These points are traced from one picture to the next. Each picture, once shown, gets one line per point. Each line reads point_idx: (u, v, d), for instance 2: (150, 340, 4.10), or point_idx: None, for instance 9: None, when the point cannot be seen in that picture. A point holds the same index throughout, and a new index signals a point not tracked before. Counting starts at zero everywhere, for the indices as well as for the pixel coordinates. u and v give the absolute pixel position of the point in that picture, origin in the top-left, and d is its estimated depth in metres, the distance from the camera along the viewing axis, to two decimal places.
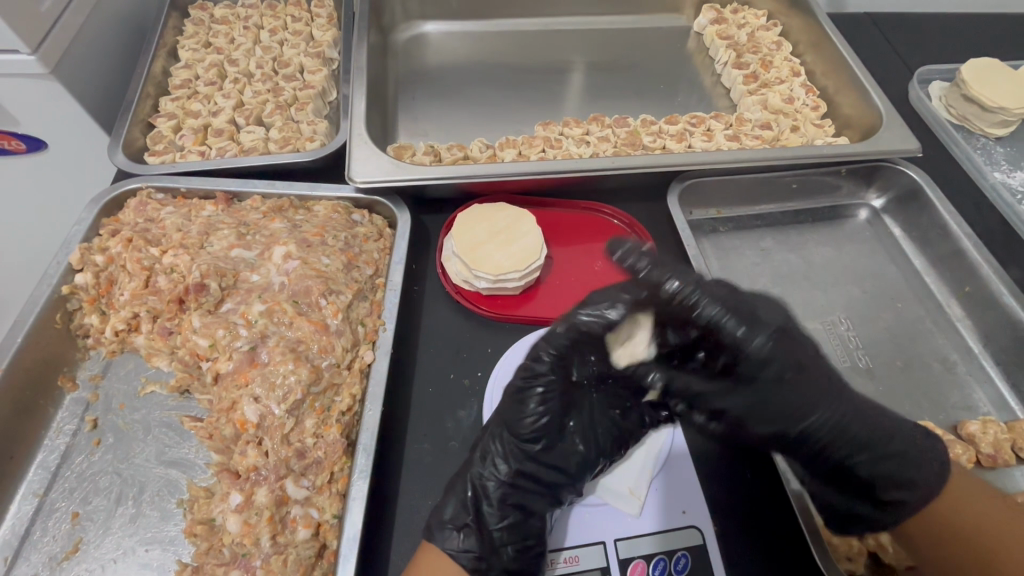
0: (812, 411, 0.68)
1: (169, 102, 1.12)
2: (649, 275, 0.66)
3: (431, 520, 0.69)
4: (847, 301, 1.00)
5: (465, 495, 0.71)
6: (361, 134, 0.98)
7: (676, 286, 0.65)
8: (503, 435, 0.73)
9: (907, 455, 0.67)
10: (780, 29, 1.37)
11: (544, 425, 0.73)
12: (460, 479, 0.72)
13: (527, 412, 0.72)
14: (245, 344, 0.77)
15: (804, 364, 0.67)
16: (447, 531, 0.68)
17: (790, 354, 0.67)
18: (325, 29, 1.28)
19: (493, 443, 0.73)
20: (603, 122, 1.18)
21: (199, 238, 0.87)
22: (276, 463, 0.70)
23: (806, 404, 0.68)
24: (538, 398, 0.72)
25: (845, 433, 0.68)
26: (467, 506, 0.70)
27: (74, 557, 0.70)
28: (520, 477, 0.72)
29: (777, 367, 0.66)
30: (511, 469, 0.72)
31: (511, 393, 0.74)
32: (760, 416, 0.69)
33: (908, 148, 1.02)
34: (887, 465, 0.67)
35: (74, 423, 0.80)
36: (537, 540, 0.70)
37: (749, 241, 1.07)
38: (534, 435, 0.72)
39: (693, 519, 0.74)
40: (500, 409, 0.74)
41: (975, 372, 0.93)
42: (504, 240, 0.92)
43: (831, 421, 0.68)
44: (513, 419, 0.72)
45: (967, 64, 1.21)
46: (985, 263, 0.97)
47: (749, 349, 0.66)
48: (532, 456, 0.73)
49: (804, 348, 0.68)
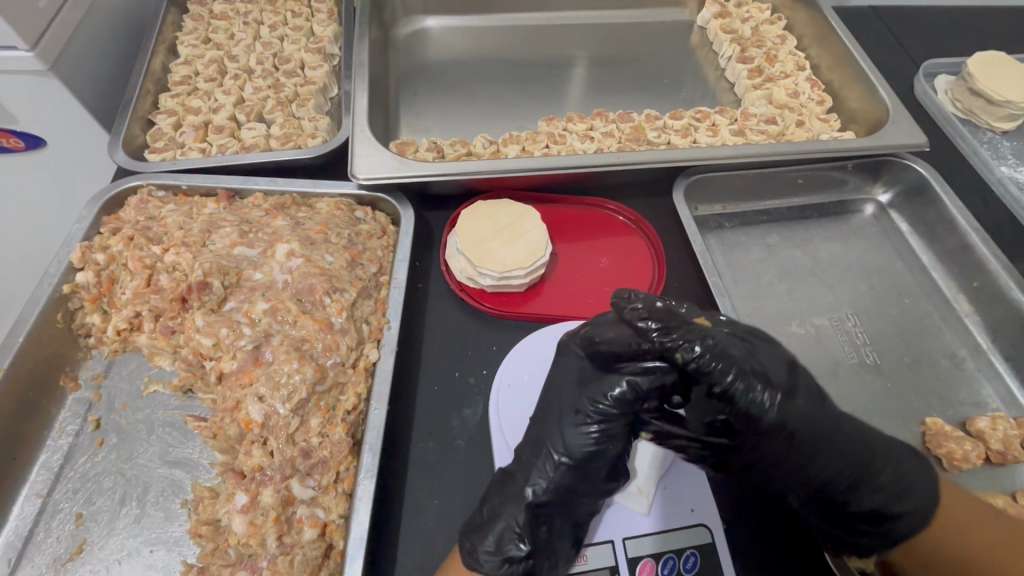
0: (813, 466, 0.64)
1: (170, 99, 1.11)
2: (659, 338, 0.62)
3: (464, 528, 0.67)
4: (854, 297, 0.99)
5: (516, 519, 0.66)
6: (363, 130, 0.96)
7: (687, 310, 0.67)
8: (557, 456, 0.68)
9: (909, 479, 0.65)
10: (785, 22, 1.36)
11: (598, 450, 0.68)
12: (510, 500, 0.68)
13: (580, 439, 0.68)
14: (249, 343, 0.76)
15: (807, 421, 0.62)
16: (497, 559, 0.64)
17: (794, 410, 0.62)
18: (325, 24, 1.26)
19: (544, 463, 0.69)
20: (607, 118, 1.17)
21: (201, 235, 0.86)
22: (281, 463, 0.70)
23: (823, 450, 0.63)
24: (594, 431, 0.68)
25: (847, 476, 0.65)
26: (522, 530, 0.65)
27: (78, 558, 0.70)
28: (565, 494, 0.68)
29: (780, 431, 0.61)
30: (562, 490, 0.68)
31: (568, 419, 0.69)
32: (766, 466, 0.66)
33: (916, 143, 1.01)
34: (882, 501, 0.65)
35: (76, 424, 0.80)
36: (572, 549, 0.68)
37: (755, 237, 1.07)
38: (590, 459, 0.68)
39: (702, 517, 0.73)
40: (553, 433, 0.69)
41: (983, 367, 0.93)
42: (509, 237, 0.92)
43: (838, 462, 0.64)
44: (569, 445, 0.68)
45: (973, 58, 1.20)
46: (994, 259, 0.96)
47: (759, 408, 0.61)
48: (584, 477, 0.68)
49: (806, 402, 0.63)
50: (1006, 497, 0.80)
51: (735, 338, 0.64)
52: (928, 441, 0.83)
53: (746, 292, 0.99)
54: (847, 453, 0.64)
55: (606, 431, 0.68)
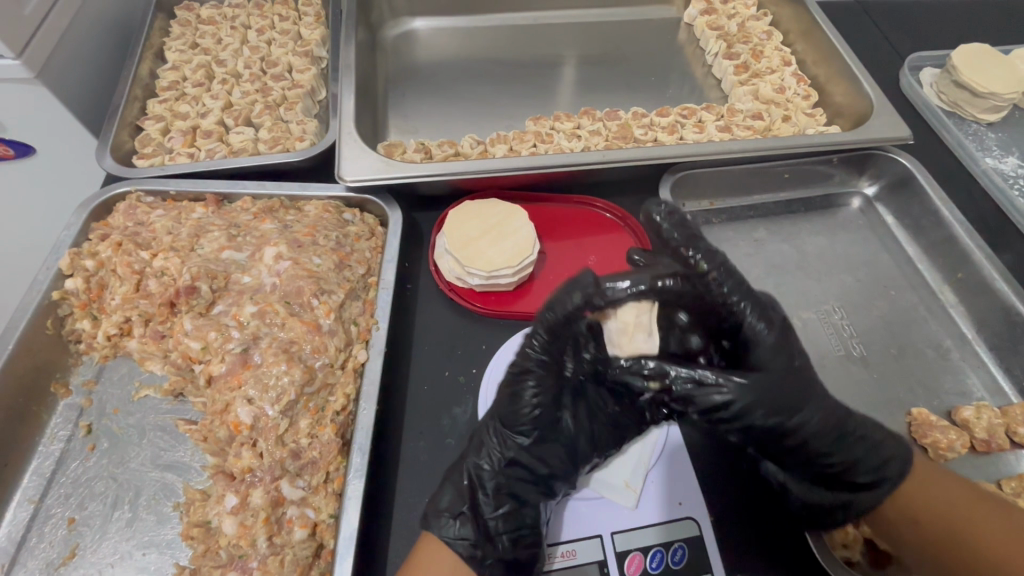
0: (808, 404, 0.65)
1: (157, 105, 1.11)
2: (682, 248, 0.72)
3: (427, 509, 0.69)
4: (840, 290, 1.00)
5: (461, 484, 0.70)
6: (350, 133, 0.97)
7: (705, 259, 0.70)
8: (496, 428, 0.71)
9: (874, 442, 0.68)
10: (770, 18, 1.36)
11: (535, 417, 0.71)
12: (459, 468, 0.72)
13: (513, 405, 0.71)
14: (238, 346, 0.76)
15: (803, 358, 0.68)
16: (444, 519, 0.68)
17: (789, 339, 0.67)
18: (313, 28, 1.26)
19: (485, 434, 0.72)
20: (594, 116, 1.17)
21: (189, 240, 0.86)
22: (271, 464, 0.70)
23: (811, 389, 0.66)
24: (530, 387, 0.70)
25: (836, 424, 0.66)
26: (463, 494, 0.69)
27: (71, 562, 0.70)
28: (513, 468, 0.71)
29: (784, 355, 0.66)
30: (502, 462, 0.70)
31: (502, 387, 0.72)
32: (766, 403, 0.63)
33: (899, 136, 1.02)
34: (863, 451, 0.67)
35: (68, 429, 0.80)
36: (532, 530, 0.69)
37: (742, 232, 1.07)
38: (527, 428, 0.71)
39: (690, 510, 0.74)
40: (493, 400, 0.73)
41: (968, 358, 0.94)
42: (495, 237, 0.92)
43: (830, 405, 0.66)
44: (503, 410, 0.71)
45: (957, 51, 1.21)
46: (977, 248, 0.97)
47: (759, 334, 0.66)
48: (525, 449, 0.71)
49: (797, 345, 0.69)
50: (991, 485, 0.81)
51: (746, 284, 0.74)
52: (913, 431, 0.84)
53: None
54: (810, 421, 0.65)
55: (541, 388, 0.70)
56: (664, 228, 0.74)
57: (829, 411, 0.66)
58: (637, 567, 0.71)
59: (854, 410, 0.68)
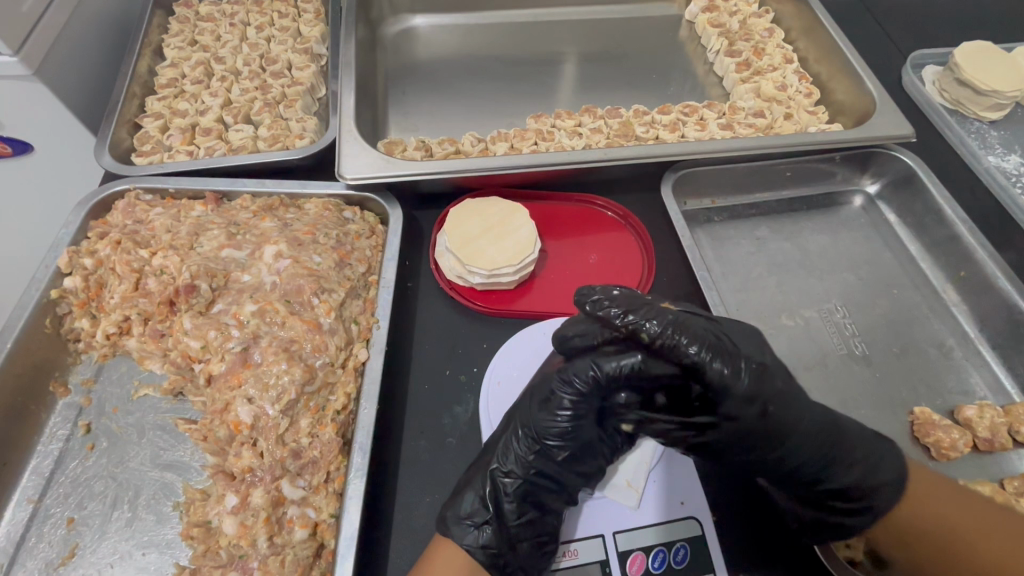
0: (790, 438, 0.66)
1: (156, 102, 1.10)
2: (622, 321, 0.67)
3: (445, 516, 0.69)
4: (842, 288, 1.00)
5: (483, 489, 0.70)
6: (350, 130, 0.96)
7: (650, 327, 0.65)
8: (528, 438, 0.71)
9: (869, 459, 0.68)
10: (772, 15, 1.36)
11: (568, 433, 0.70)
12: (481, 473, 0.71)
13: (549, 420, 0.70)
14: (237, 345, 0.76)
15: (779, 395, 0.65)
16: (463, 526, 0.68)
17: (767, 381, 0.65)
18: (312, 24, 1.25)
19: (517, 442, 0.71)
20: (596, 113, 1.17)
21: (188, 238, 0.86)
22: (271, 464, 0.70)
23: (789, 427, 0.66)
24: (566, 411, 0.69)
25: (823, 446, 0.67)
26: (486, 501, 0.69)
27: (70, 562, 0.70)
28: (539, 477, 0.71)
29: (756, 401, 0.64)
30: (532, 473, 0.70)
31: (538, 400, 0.71)
32: (742, 443, 0.66)
33: (901, 134, 1.02)
34: (856, 473, 0.68)
35: (67, 429, 0.80)
36: (551, 538, 0.69)
37: (744, 231, 1.07)
38: (560, 440, 0.70)
39: (692, 510, 0.74)
40: (525, 411, 0.72)
41: (971, 357, 0.93)
42: (497, 235, 0.92)
43: (811, 438, 0.66)
44: (539, 424, 0.70)
45: (959, 49, 1.21)
46: (980, 246, 0.97)
47: (733, 382, 0.63)
48: (556, 461, 0.71)
49: (777, 379, 0.66)
50: (994, 485, 0.81)
51: (702, 319, 0.69)
52: (916, 431, 0.84)
53: (735, 286, 0.99)
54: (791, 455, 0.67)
55: (577, 414, 0.70)
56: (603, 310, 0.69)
57: (811, 442, 0.66)
58: (638, 566, 0.70)
59: (845, 431, 0.69)
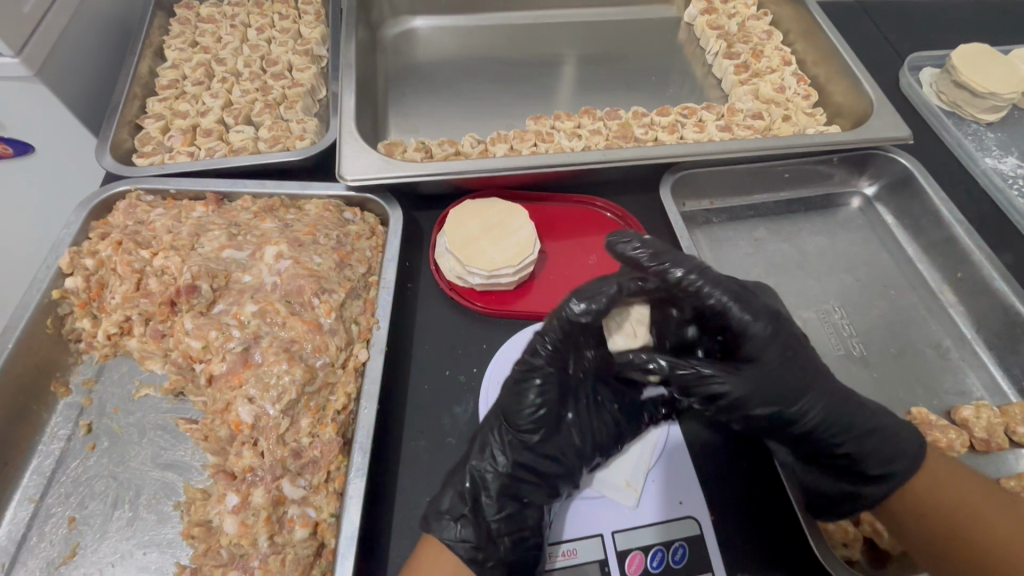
0: (807, 394, 0.67)
1: (157, 103, 1.11)
2: (652, 263, 0.68)
3: (429, 512, 0.69)
4: (840, 289, 1.00)
5: (463, 486, 0.70)
6: (351, 132, 0.97)
7: (680, 271, 0.67)
8: (502, 429, 0.73)
9: (881, 437, 0.68)
10: (770, 17, 1.36)
11: (539, 418, 0.72)
12: (462, 469, 0.72)
13: (520, 406, 0.72)
14: (238, 345, 0.76)
15: (797, 345, 0.68)
16: (444, 521, 0.68)
17: (784, 331, 0.68)
18: (313, 26, 1.26)
19: (492, 435, 0.73)
20: (595, 115, 1.17)
21: (189, 239, 0.86)
22: (272, 463, 0.70)
23: (807, 380, 0.67)
24: (535, 392, 0.72)
25: (836, 411, 0.68)
26: (465, 496, 0.69)
27: (72, 561, 0.70)
28: (517, 468, 0.72)
29: (777, 346, 0.67)
30: (508, 465, 0.72)
31: (509, 384, 0.73)
32: (766, 400, 0.66)
33: (899, 136, 1.02)
34: (872, 443, 0.68)
35: (68, 428, 0.80)
36: (533, 532, 0.69)
37: (743, 232, 1.07)
38: (533, 426, 0.72)
39: (691, 509, 0.74)
40: (499, 399, 0.74)
41: (968, 357, 0.94)
42: (497, 236, 0.92)
43: (828, 396, 0.68)
44: (511, 410, 0.72)
45: (956, 51, 1.21)
46: (977, 248, 0.97)
47: (750, 329, 0.66)
48: (529, 448, 0.72)
49: (792, 330, 0.70)
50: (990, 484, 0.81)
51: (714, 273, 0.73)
52: None
53: None
54: (808, 413, 0.67)
55: (546, 392, 0.72)
56: (631, 253, 0.69)
57: (830, 400, 0.68)
58: (638, 566, 0.71)
59: (860, 404, 0.69)
